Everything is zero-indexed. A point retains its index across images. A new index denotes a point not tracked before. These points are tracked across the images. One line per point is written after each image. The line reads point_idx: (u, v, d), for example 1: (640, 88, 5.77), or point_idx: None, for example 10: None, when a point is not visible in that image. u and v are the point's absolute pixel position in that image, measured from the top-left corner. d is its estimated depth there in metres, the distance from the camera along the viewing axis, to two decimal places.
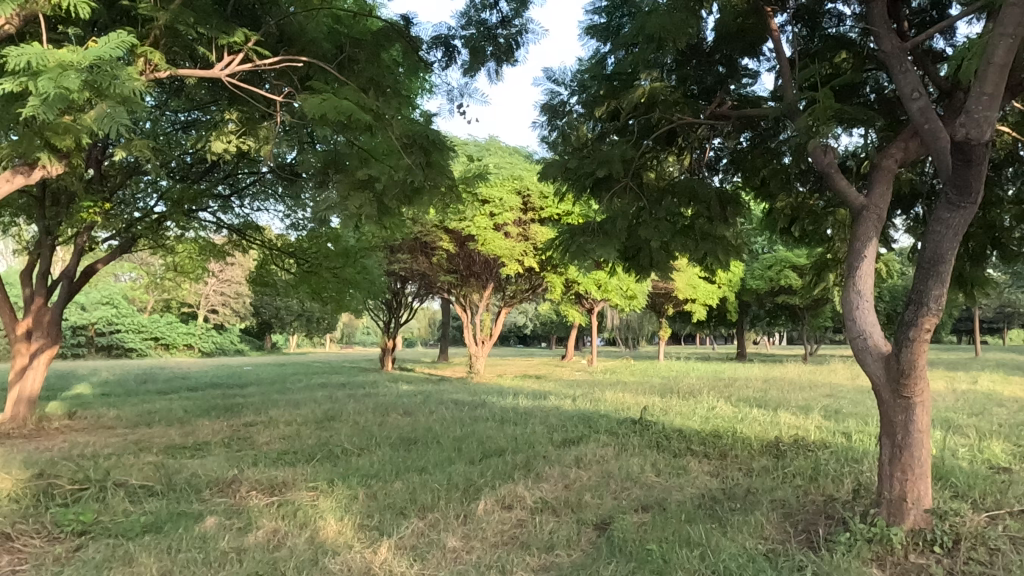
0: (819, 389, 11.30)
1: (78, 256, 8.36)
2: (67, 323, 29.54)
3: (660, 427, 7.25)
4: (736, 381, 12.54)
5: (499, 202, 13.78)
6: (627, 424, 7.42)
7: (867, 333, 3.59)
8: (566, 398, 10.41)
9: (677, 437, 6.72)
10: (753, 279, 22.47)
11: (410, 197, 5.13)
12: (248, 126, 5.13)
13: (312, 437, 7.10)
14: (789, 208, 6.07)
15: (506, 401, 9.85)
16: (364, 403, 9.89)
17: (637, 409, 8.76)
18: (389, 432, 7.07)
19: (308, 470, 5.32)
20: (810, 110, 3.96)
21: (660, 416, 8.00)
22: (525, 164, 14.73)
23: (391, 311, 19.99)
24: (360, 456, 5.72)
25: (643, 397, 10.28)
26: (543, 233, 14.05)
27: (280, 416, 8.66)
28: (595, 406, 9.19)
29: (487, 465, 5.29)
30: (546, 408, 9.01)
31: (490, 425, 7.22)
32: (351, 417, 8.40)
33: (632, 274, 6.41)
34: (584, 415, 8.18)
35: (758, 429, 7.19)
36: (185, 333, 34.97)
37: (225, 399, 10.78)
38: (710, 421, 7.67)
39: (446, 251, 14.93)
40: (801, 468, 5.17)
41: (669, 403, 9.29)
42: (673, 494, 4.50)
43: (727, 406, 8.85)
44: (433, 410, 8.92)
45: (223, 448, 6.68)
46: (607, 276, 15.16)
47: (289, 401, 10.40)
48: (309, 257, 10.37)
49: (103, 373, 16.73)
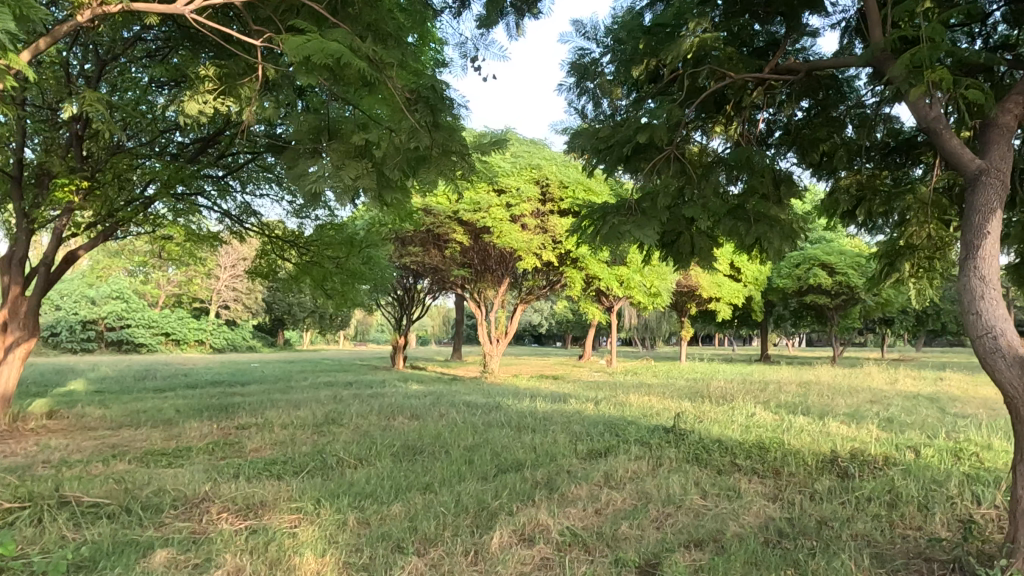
0: (861, 394, 10.47)
1: (57, 242, 7.66)
2: (76, 317, 29.14)
3: (698, 437, 6.44)
4: (769, 384, 11.71)
5: (516, 191, 13.11)
6: (659, 433, 6.64)
7: (996, 330, 2.80)
8: (588, 401, 9.63)
9: (719, 450, 5.91)
10: (780, 278, 21.58)
11: (414, 167, 4.37)
12: (228, 83, 4.36)
13: (307, 443, 6.36)
14: (855, 187, 5.25)
15: (524, 405, 9.07)
16: (371, 404, 9.18)
17: (668, 415, 7.95)
18: (393, 439, 6.31)
19: (296, 485, 4.56)
20: (914, 47, 3.15)
21: (695, 424, 7.19)
22: (544, 153, 13.97)
23: (403, 308, 19.27)
24: (357, 469, 4.96)
25: (671, 400, 9.49)
26: (563, 224, 13.27)
27: (278, 419, 7.95)
28: (621, 410, 8.39)
29: (503, 484, 4.50)
30: (568, 413, 8.20)
31: (506, 433, 6.46)
32: (354, 420, 7.67)
33: (668, 263, 5.61)
34: (611, 421, 7.38)
35: (807, 441, 6.38)
36: (196, 329, 34.47)
37: (221, 398, 10.08)
38: (752, 431, 6.86)
39: (460, 244, 14.13)
40: (875, 491, 4.37)
41: (702, 408, 8.48)
42: (729, 526, 3.70)
43: (767, 413, 8.03)
44: (443, 414, 8.17)
45: (206, 455, 5.95)
46: (630, 271, 14.35)
47: (290, 402, 9.68)
48: (312, 247, 9.66)
49: (103, 368, 16.13)
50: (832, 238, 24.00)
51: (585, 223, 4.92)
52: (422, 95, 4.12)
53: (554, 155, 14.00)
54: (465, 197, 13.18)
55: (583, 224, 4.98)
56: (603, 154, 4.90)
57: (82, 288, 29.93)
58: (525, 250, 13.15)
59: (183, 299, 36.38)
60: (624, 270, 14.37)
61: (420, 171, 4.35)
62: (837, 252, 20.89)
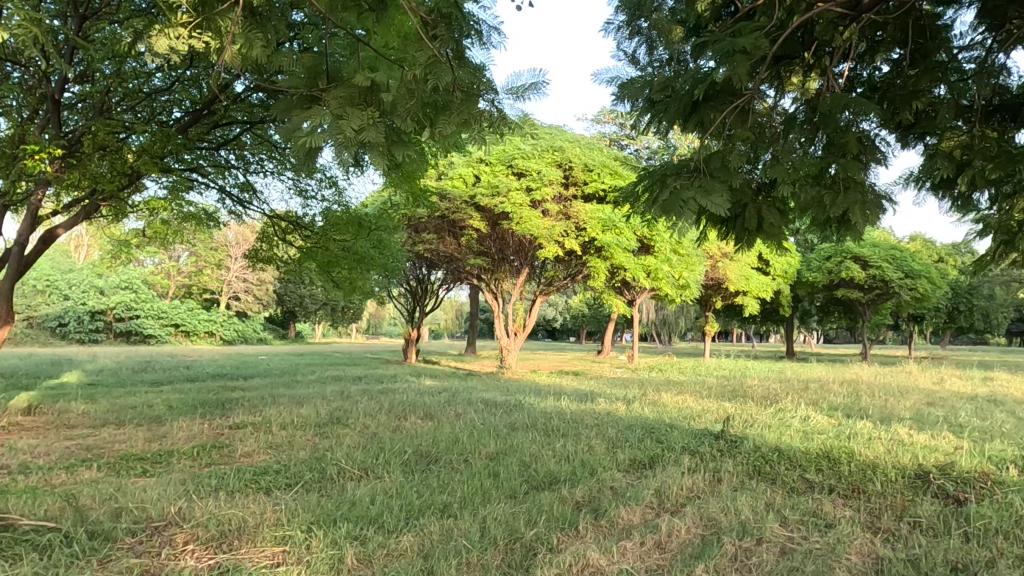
0: (914, 395, 9.60)
1: (33, 221, 6.93)
2: (84, 308, 28.72)
3: (755, 446, 5.59)
4: (810, 384, 10.86)
5: (537, 174, 12.28)
6: (708, 440, 5.80)
7: None
8: (617, 400, 8.82)
9: (784, 462, 5.06)
10: (809, 272, 20.70)
11: (434, 115, 3.51)
12: (205, 13, 3.44)
13: (306, 448, 5.57)
14: (959, 148, 4.36)
15: (549, 404, 8.26)
16: (380, 401, 8.40)
17: (712, 418, 7.10)
18: (403, 443, 5.53)
19: (286, 504, 3.77)
20: None
21: (745, 429, 6.34)
22: (566, 135, 13.18)
23: (416, 299, 18.52)
24: (360, 484, 4.16)
25: (708, 401, 8.64)
26: (587, 210, 12.40)
27: (278, 418, 7.19)
28: (657, 412, 7.55)
29: (538, 506, 3.70)
30: (599, 414, 7.38)
31: (534, 438, 5.65)
32: (362, 420, 6.88)
33: (732, 240, 4.72)
34: (650, 426, 6.52)
35: (881, 451, 5.52)
36: (207, 321, 33.93)
37: (219, 394, 9.31)
38: (813, 438, 6.00)
39: (476, 231, 13.29)
40: (1004, 521, 3.51)
41: (746, 409, 7.64)
42: (835, 571, 2.88)
43: (822, 416, 7.18)
44: (460, 413, 7.39)
45: (190, 461, 5.18)
46: (658, 261, 13.46)
47: (292, 398, 8.89)
48: (316, 232, 8.86)
49: (103, 359, 15.48)
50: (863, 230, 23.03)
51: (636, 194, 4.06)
52: (442, 17, 3.27)
53: (577, 138, 13.22)
54: (482, 180, 12.37)
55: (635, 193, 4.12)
56: (660, 107, 4.04)
57: (91, 277, 29.56)
58: (547, 237, 12.29)
59: (193, 290, 35.84)
60: (652, 260, 13.46)
61: (438, 121, 3.51)
62: (871, 245, 19.94)
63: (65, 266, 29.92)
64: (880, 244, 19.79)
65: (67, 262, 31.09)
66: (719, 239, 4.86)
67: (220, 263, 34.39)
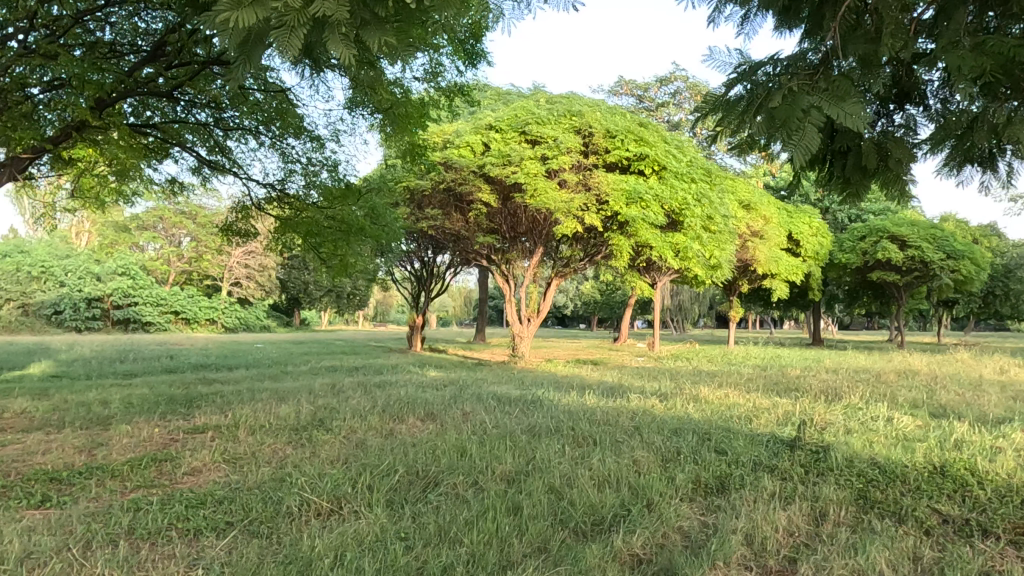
0: (992, 387, 8.36)
1: None
2: (81, 295, 27.49)
3: (847, 460, 4.35)
4: (863, 375, 9.63)
5: (553, 142, 10.94)
6: (782, 452, 4.57)
7: None
8: (650, 395, 7.60)
9: (895, 485, 3.84)
10: (841, 254, 19.43)
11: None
12: None
13: (270, 464, 4.33)
14: None
15: (574, 401, 7.02)
16: (376, 397, 7.21)
17: (775, 419, 5.85)
18: (393, 455, 4.32)
19: (210, 567, 2.57)
20: None
21: (822, 434, 5.11)
22: (584, 100, 11.89)
23: (421, 284, 17.28)
24: (326, 528, 2.96)
25: (757, 397, 7.38)
26: (609, 180, 11.13)
27: (250, 419, 5.98)
28: (705, 412, 6.29)
29: (585, 567, 2.50)
30: (636, 415, 6.13)
31: (563, 449, 4.42)
32: (350, 423, 5.67)
33: (840, 181, 3.46)
34: (704, 430, 5.27)
35: (1011, 464, 4.30)
36: (208, 308, 32.84)
37: (191, 388, 8.11)
38: (916, 448, 4.73)
39: (485, 206, 12.04)
40: None
41: (808, 407, 6.41)
42: None
43: (905, 416, 5.93)
44: (469, 413, 6.20)
45: (116, 481, 3.97)
46: (688, 239, 12.19)
47: (274, 393, 7.68)
48: (299, 201, 7.59)
49: (80, 347, 14.31)
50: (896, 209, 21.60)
51: (729, 116, 2.76)
52: None
53: (597, 103, 11.91)
54: (492, 148, 11.06)
55: (724, 117, 2.82)
56: None
57: (87, 263, 28.55)
58: (564, 212, 11.02)
59: (194, 277, 34.72)
60: (681, 238, 12.14)
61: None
62: (909, 225, 18.54)
63: (61, 251, 28.85)
64: (919, 223, 18.44)
65: (64, 246, 30.00)
66: (821, 183, 3.60)
67: (221, 248, 33.26)
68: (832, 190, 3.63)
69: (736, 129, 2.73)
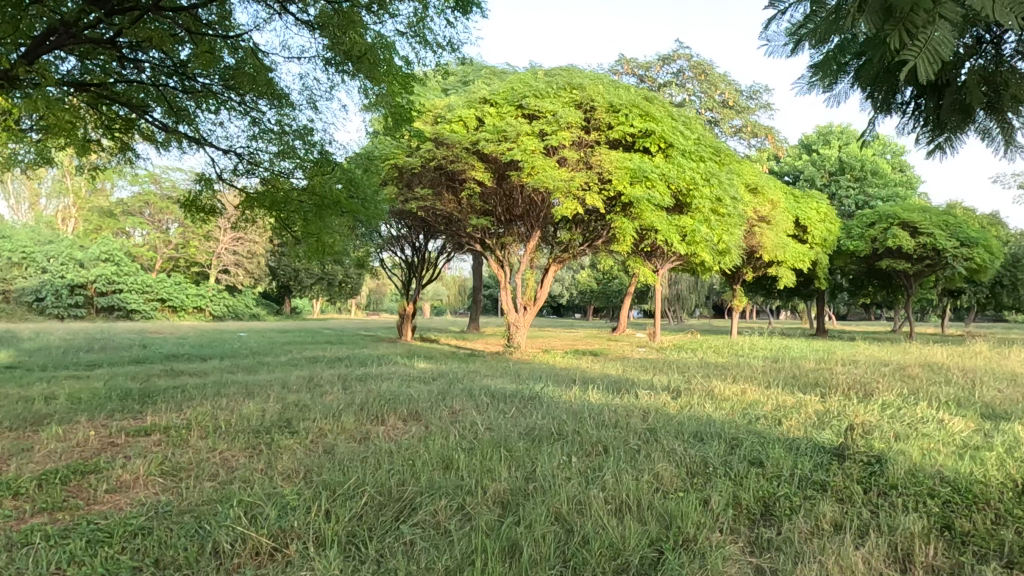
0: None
1: None
2: (63, 281, 26.63)
3: (909, 475, 3.61)
4: (885, 368, 8.93)
5: (552, 116, 10.15)
6: (828, 464, 3.83)
7: None
8: (659, 391, 6.88)
9: (981, 511, 3.11)
10: (848, 242, 18.73)
11: None
12: None
13: (212, 479, 3.57)
14: None
15: (576, 397, 6.26)
16: (354, 393, 6.45)
17: (808, 421, 5.10)
18: (362, 467, 3.57)
19: None
20: None
21: (868, 440, 4.38)
22: (585, 73, 11.10)
23: (411, 270, 16.49)
24: None
25: (779, 393, 6.64)
26: (612, 157, 10.35)
27: (206, 419, 5.22)
28: (725, 411, 5.54)
29: None
30: (649, 414, 5.38)
31: (568, 460, 3.67)
32: (320, 424, 4.90)
33: (941, 120, 2.68)
34: (731, 435, 4.52)
35: None
36: (196, 295, 31.94)
37: (149, 381, 7.32)
38: (985, 458, 3.99)
39: (479, 185, 11.25)
40: None
41: (841, 407, 5.67)
42: None
43: (956, 418, 5.19)
44: (458, 412, 5.46)
45: (13, 504, 3.18)
46: (696, 222, 11.42)
47: (241, 388, 6.90)
48: (268, 173, 6.78)
49: (50, 336, 13.48)
50: (905, 195, 20.88)
51: (823, 28, 2.00)
52: None
53: (599, 76, 11.11)
54: (486, 123, 10.31)
55: (810, 17, 2.03)
56: None
57: (70, 249, 27.58)
58: (563, 192, 10.23)
59: (180, 263, 33.81)
60: (688, 221, 11.40)
61: None
62: (920, 211, 17.83)
63: (43, 236, 27.90)
64: (931, 210, 17.73)
65: (46, 230, 29.03)
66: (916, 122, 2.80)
67: (208, 234, 32.32)
68: (923, 135, 2.86)
69: (831, 33, 1.95)
